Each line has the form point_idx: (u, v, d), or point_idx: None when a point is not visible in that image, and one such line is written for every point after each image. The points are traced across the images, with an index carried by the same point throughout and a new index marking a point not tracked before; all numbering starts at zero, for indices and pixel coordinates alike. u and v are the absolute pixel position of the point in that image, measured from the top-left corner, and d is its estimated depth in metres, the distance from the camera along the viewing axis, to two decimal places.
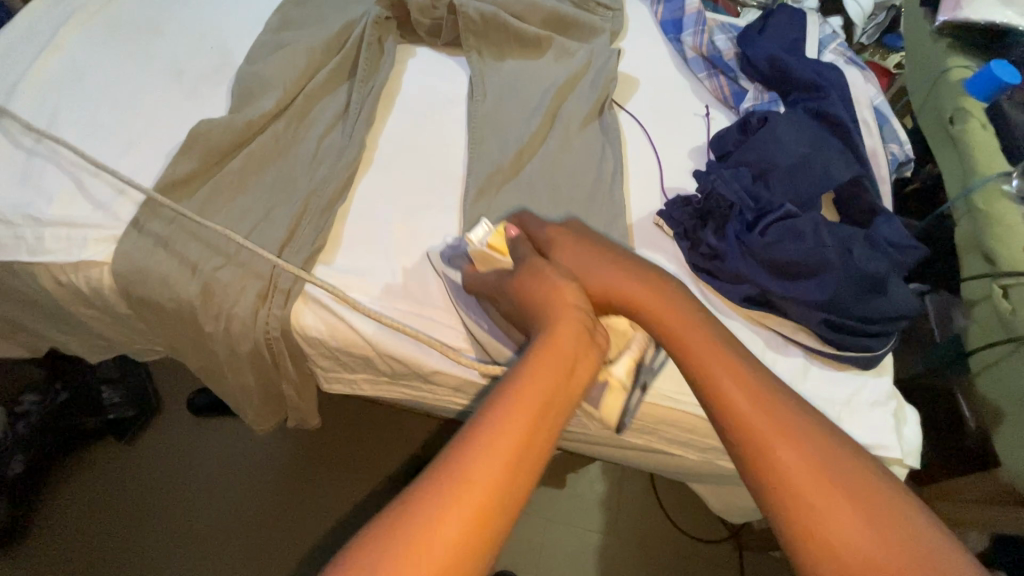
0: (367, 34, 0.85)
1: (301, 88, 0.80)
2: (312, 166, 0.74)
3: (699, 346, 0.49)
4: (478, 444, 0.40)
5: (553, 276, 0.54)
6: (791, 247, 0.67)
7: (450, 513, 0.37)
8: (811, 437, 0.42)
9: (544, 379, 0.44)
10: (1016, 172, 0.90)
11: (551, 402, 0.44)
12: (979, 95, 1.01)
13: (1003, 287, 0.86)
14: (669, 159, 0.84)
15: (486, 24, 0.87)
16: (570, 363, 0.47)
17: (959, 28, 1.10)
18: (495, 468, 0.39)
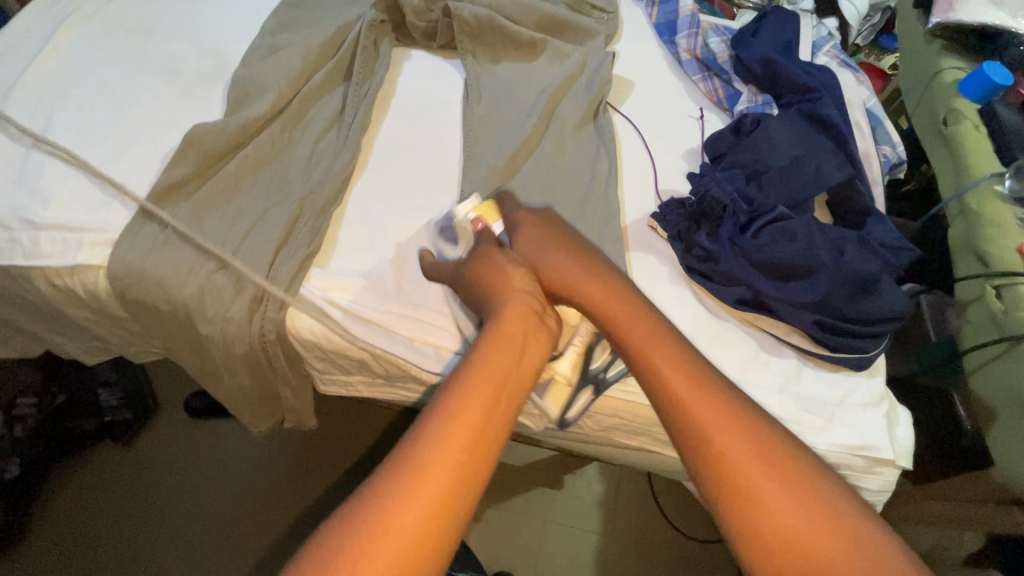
0: (362, 37, 0.85)
1: (297, 90, 0.80)
2: (308, 169, 0.74)
3: (649, 345, 0.53)
4: (440, 419, 0.45)
5: (507, 268, 0.61)
6: (784, 250, 0.67)
7: (417, 480, 0.41)
8: (752, 427, 0.47)
9: (495, 359, 0.50)
10: (1008, 173, 0.92)
11: (504, 386, 0.49)
12: (972, 96, 1.02)
13: (996, 287, 0.87)
14: (664, 161, 0.85)
15: (481, 26, 0.88)
16: (518, 344, 0.53)
17: (953, 30, 1.11)
18: (453, 447, 0.43)
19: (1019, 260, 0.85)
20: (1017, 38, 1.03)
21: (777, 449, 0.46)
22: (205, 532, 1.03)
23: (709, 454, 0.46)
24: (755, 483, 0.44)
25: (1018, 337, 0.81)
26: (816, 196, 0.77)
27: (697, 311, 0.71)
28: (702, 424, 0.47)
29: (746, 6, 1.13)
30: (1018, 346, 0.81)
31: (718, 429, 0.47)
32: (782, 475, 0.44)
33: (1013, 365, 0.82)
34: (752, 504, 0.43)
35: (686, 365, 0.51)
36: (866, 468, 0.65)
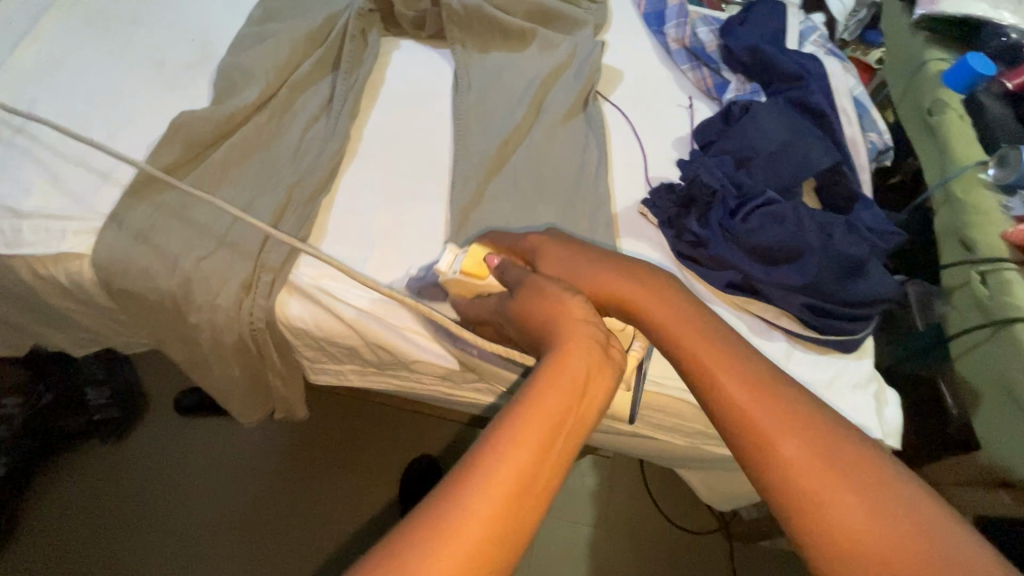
0: (350, 26, 0.85)
1: (285, 79, 0.79)
2: (296, 157, 0.74)
3: (700, 346, 0.45)
4: (480, 482, 0.36)
5: (559, 294, 0.48)
6: (772, 233, 0.68)
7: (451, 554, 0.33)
8: (814, 417, 0.41)
9: (552, 408, 0.40)
10: (993, 161, 0.93)
11: (560, 433, 0.39)
12: (956, 86, 1.03)
13: (981, 273, 0.88)
14: (653, 149, 0.85)
15: (469, 15, 0.88)
16: (580, 390, 0.42)
17: (937, 20, 1.13)
18: (492, 515, 0.35)
19: (1004, 245, 0.86)
20: (999, 30, 1.05)
21: (853, 455, 0.39)
22: (204, 545, 1.01)
23: (771, 462, 0.39)
24: (828, 493, 0.37)
25: (1002, 321, 0.82)
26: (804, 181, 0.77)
27: (688, 296, 0.71)
28: (759, 432, 0.40)
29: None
30: (1002, 330, 0.82)
31: (789, 446, 0.39)
32: (860, 481, 0.37)
33: (998, 349, 0.83)
34: (832, 527, 0.36)
35: (738, 359, 0.44)
36: None
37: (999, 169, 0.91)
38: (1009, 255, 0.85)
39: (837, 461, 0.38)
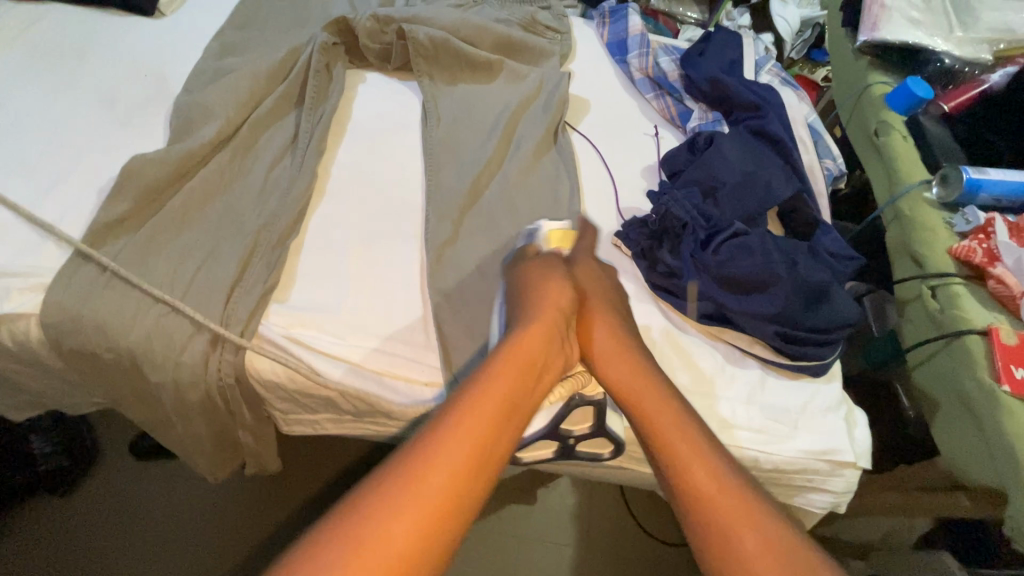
0: (314, 60, 0.82)
1: (246, 117, 0.76)
2: (262, 199, 0.71)
3: (676, 437, 0.53)
4: (475, 399, 0.50)
5: (556, 276, 0.65)
6: (742, 265, 0.69)
7: (455, 441, 0.47)
8: (773, 518, 0.47)
9: (525, 355, 0.55)
10: (935, 181, 1.03)
11: (530, 372, 0.55)
12: (900, 108, 1.14)
13: (932, 288, 0.95)
14: (623, 180, 0.87)
15: (436, 49, 0.87)
16: (548, 346, 0.58)
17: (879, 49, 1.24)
18: (484, 417, 0.49)
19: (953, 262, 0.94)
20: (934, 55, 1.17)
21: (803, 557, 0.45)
22: None
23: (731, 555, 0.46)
24: None
25: (953, 334, 0.88)
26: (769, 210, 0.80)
27: (664, 327, 0.73)
28: (727, 523, 0.47)
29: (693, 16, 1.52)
30: (955, 341, 0.88)
31: (750, 541, 0.46)
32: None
33: (951, 359, 0.88)
34: None
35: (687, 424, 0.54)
36: (831, 473, 0.67)
37: (942, 187, 1.01)
38: (956, 270, 0.93)
39: (754, 515, 0.47)
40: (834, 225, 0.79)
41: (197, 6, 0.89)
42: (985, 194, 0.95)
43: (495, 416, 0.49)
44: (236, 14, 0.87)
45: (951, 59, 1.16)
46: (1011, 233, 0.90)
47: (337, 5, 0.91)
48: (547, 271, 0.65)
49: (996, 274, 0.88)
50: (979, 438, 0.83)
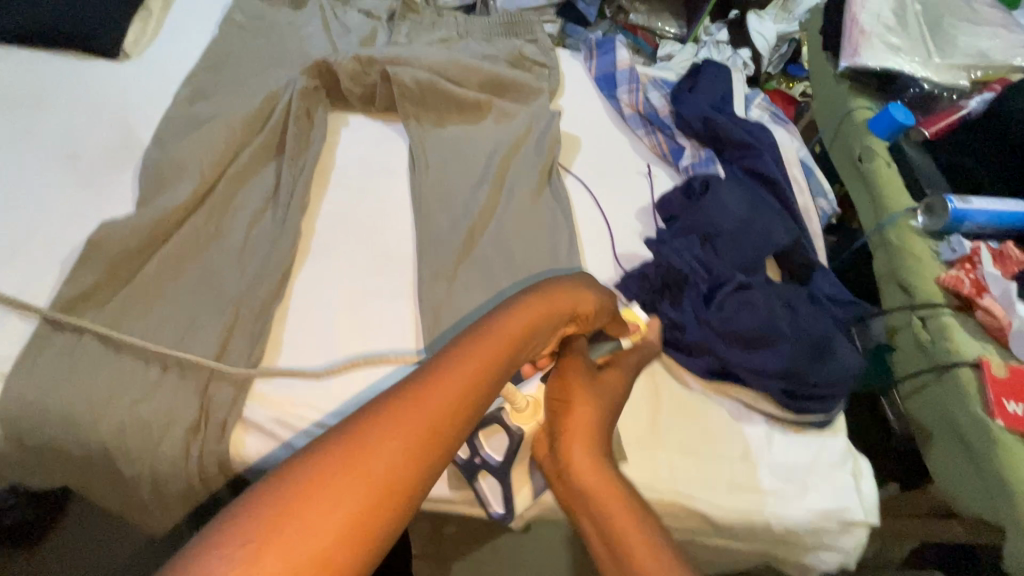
0: (294, 107, 0.78)
1: (222, 172, 0.72)
2: (242, 262, 0.67)
3: (615, 510, 0.45)
4: (484, 338, 0.44)
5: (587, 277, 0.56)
6: (746, 319, 0.68)
7: (457, 375, 0.41)
8: None
9: (545, 305, 0.49)
10: (920, 210, 1.05)
11: (543, 324, 0.49)
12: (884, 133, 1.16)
13: (921, 317, 0.96)
14: (619, 225, 0.85)
15: (423, 90, 0.84)
16: (569, 306, 0.52)
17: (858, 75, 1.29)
18: (490, 359, 0.43)
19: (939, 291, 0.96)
20: (913, 81, 1.24)
21: None
22: None
23: None
24: None
25: (946, 365, 0.89)
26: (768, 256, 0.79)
27: (668, 384, 0.71)
28: None
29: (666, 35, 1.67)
30: (947, 373, 0.88)
31: None
32: None
33: (944, 390, 0.89)
34: None
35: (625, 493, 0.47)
36: (841, 533, 0.65)
37: (926, 216, 1.03)
38: (943, 300, 0.95)
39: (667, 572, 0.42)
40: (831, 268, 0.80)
41: (164, 46, 0.84)
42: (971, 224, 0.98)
43: (502, 356, 0.44)
44: (208, 56, 0.83)
45: (929, 86, 1.23)
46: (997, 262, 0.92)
47: (317, 45, 0.87)
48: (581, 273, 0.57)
49: (984, 305, 0.90)
50: (971, 471, 0.84)
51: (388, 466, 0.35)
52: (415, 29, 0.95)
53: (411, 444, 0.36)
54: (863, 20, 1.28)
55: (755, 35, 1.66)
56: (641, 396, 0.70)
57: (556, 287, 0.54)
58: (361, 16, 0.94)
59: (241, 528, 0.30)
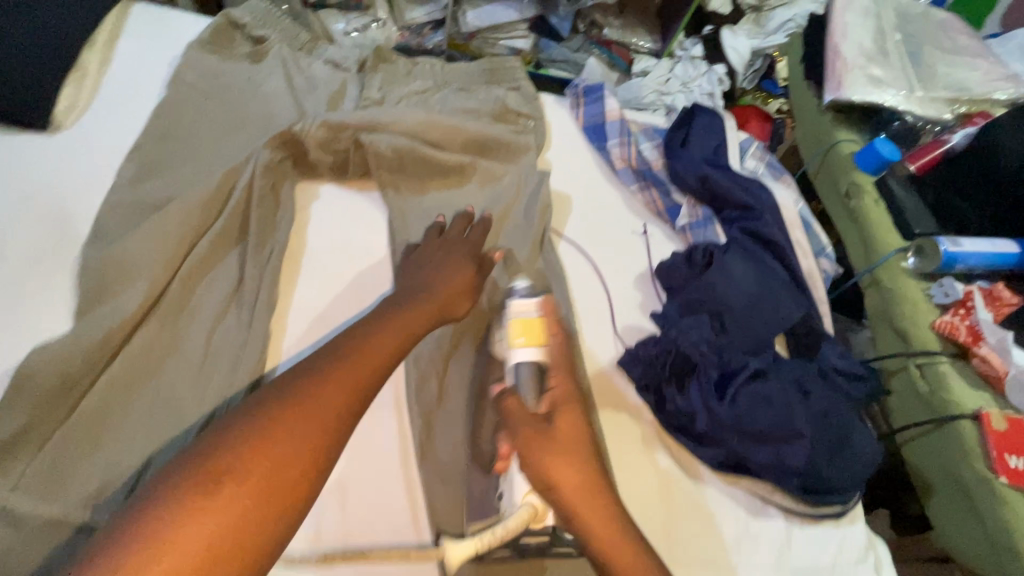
0: (257, 185, 0.70)
1: (175, 270, 0.63)
2: (203, 378, 0.59)
3: (603, 530, 0.51)
4: (392, 320, 0.57)
5: (467, 271, 0.67)
6: (767, 416, 0.63)
7: (372, 346, 0.53)
8: None
9: (435, 299, 0.63)
10: (912, 250, 1.00)
11: (434, 309, 0.62)
12: (871, 168, 1.09)
13: (919, 366, 0.93)
14: (618, 294, 0.80)
15: (401, 158, 0.77)
16: (455, 296, 0.65)
17: (842, 109, 1.27)
18: (396, 334, 0.56)
19: (936, 339, 0.92)
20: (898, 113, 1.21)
21: None
22: None
23: None
24: None
25: (948, 419, 0.86)
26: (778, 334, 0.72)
27: (680, 480, 0.67)
28: None
29: (641, 50, 1.54)
30: (947, 427, 0.86)
31: None
32: None
33: (946, 445, 0.86)
34: None
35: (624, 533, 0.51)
36: None
37: (919, 258, 0.98)
38: (942, 348, 0.91)
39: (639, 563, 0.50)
40: (838, 338, 0.77)
41: (104, 113, 0.74)
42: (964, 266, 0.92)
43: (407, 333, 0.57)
44: (154, 125, 0.73)
45: (913, 117, 1.21)
46: (988, 305, 0.89)
47: (280, 107, 0.79)
48: (466, 265, 0.68)
49: (981, 354, 0.86)
50: (981, 533, 0.81)
51: (327, 411, 0.46)
52: (389, 80, 0.87)
53: (341, 394, 0.48)
54: (847, 53, 1.26)
55: (730, 51, 1.58)
56: (652, 494, 0.65)
57: (445, 281, 0.66)
58: (329, 68, 0.86)
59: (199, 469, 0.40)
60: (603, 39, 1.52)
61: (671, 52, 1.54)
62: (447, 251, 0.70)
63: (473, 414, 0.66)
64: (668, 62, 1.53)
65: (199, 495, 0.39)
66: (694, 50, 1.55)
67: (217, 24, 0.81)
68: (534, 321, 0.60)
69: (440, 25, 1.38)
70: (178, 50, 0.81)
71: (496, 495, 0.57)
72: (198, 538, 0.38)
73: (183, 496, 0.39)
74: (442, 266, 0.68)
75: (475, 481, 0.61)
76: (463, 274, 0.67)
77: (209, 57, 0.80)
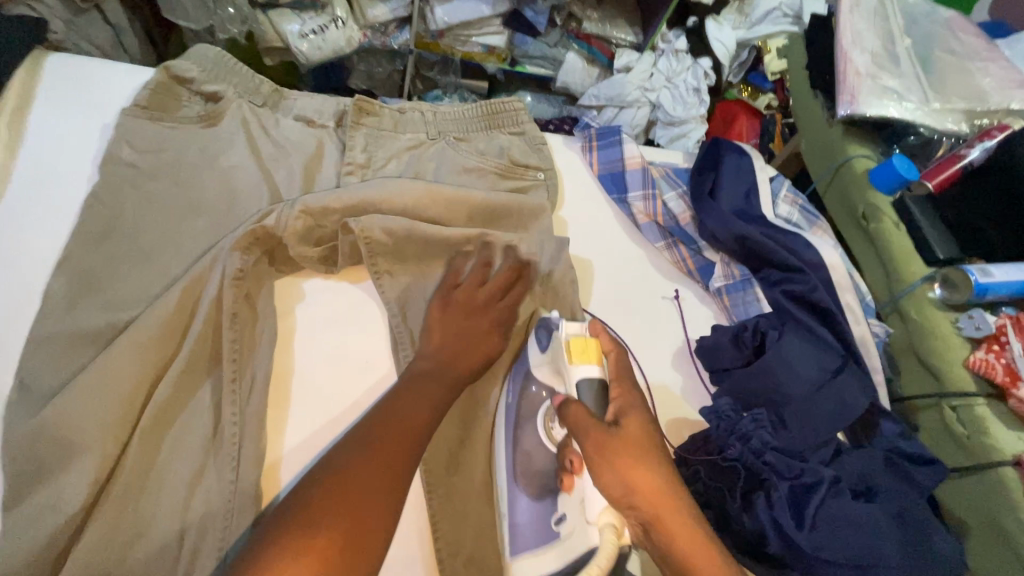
0: (227, 297, 0.57)
1: (129, 432, 0.50)
2: (188, 563, 0.48)
3: (705, 562, 0.46)
4: (463, 334, 0.62)
5: (487, 283, 0.66)
6: (850, 538, 0.56)
7: (439, 376, 0.58)
8: None
9: (477, 303, 0.64)
10: (940, 278, 0.80)
11: (488, 308, 0.64)
12: (883, 189, 0.90)
13: (952, 406, 0.74)
14: (659, 381, 0.71)
15: (397, 242, 0.65)
16: (491, 297, 0.65)
17: (859, 122, 0.99)
18: (470, 354, 0.61)
19: (970, 377, 0.74)
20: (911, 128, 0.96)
21: None
22: None
23: None
24: None
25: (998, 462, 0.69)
26: (839, 395, 0.64)
27: None
28: None
29: (624, 44, 1.18)
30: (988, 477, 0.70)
31: None
32: None
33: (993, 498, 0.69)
34: None
35: (703, 535, 0.47)
36: None
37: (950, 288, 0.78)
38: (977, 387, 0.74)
39: None
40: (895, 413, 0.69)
41: (22, 212, 0.59)
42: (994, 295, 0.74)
43: (479, 354, 0.62)
44: (85, 218, 0.58)
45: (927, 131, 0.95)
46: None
47: (248, 184, 0.65)
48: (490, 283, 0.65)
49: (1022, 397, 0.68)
50: None
51: (400, 439, 0.51)
52: (375, 137, 0.73)
53: (411, 430, 0.53)
54: (857, 59, 0.98)
55: (714, 43, 1.21)
56: None
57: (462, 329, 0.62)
58: (301, 126, 0.72)
59: (288, 517, 0.44)
60: (577, 30, 1.18)
61: (655, 46, 1.20)
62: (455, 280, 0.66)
63: (513, 430, 0.60)
64: (650, 57, 1.18)
65: (293, 540, 0.43)
66: (679, 40, 1.20)
67: (157, 81, 0.66)
68: (588, 339, 0.55)
69: (407, 20, 1.10)
70: (109, 117, 0.66)
71: (553, 518, 0.55)
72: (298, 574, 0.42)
73: (280, 550, 0.42)
74: (462, 293, 0.64)
75: (521, 500, 0.57)
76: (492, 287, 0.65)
77: (150, 125, 0.65)
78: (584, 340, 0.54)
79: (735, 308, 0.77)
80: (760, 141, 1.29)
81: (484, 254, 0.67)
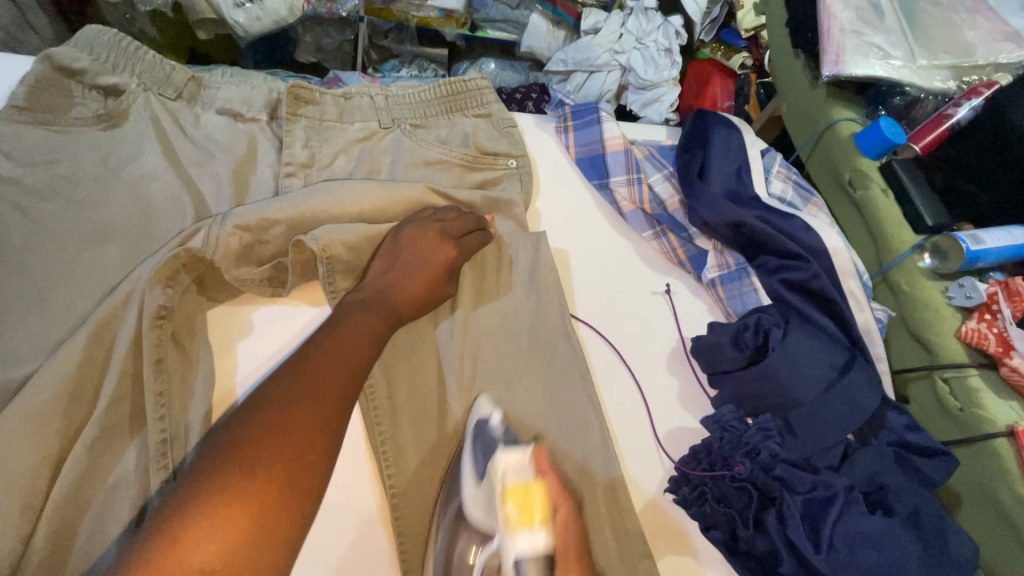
0: (144, 341, 0.47)
1: (35, 516, 0.42)
2: None
3: None
4: (402, 265, 0.56)
5: (426, 228, 0.58)
6: (874, 559, 0.51)
7: (372, 310, 0.52)
8: None
9: (421, 243, 0.57)
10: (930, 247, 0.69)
11: (432, 244, 0.57)
12: (869, 153, 0.75)
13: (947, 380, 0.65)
14: (656, 391, 0.65)
15: (361, 257, 0.56)
16: (435, 243, 0.57)
17: (843, 82, 0.82)
18: (410, 289, 0.56)
19: (963, 349, 0.64)
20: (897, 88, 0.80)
21: None
22: None
23: None
24: None
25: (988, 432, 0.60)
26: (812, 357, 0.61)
27: None
28: None
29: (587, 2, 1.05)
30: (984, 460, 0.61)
31: None
32: None
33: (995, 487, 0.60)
34: None
35: None
36: None
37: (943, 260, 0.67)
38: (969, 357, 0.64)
39: None
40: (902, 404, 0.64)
41: None
42: (986, 263, 0.65)
43: (420, 295, 0.56)
44: None
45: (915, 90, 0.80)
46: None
47: (161, 195, 0.54)
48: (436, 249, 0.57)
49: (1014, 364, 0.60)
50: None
51: (332, 365, 0.46)
52: (317, 129, 0.63)
53: (350, 369, 0.47)
54: (840, 10, 0.80)
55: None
56: None
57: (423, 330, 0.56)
58: (225, 121, 0.61)
59: (217, 446, 0.40)
60: None
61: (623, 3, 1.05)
62: (402, 247, 0.57)
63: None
64: (619, 16, 1.05)
65: (224, 477, 0.38)
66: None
67: (37, 75, 0.54)
68: (530, 492, 0.47)
69: None
70: None
71: None
72: (220, 527, 0.37)
73: (203, 495, 0.38)
74: (409, 256, 0.56)
75: None
76: (431, 242, 0.57)
77: (37, 132, 0.53)
78: (520, 491, 0.47)
79: (730, 300, 0.70)
80: (734, 103, 1.16)
81: (453, 213, 0.60)
